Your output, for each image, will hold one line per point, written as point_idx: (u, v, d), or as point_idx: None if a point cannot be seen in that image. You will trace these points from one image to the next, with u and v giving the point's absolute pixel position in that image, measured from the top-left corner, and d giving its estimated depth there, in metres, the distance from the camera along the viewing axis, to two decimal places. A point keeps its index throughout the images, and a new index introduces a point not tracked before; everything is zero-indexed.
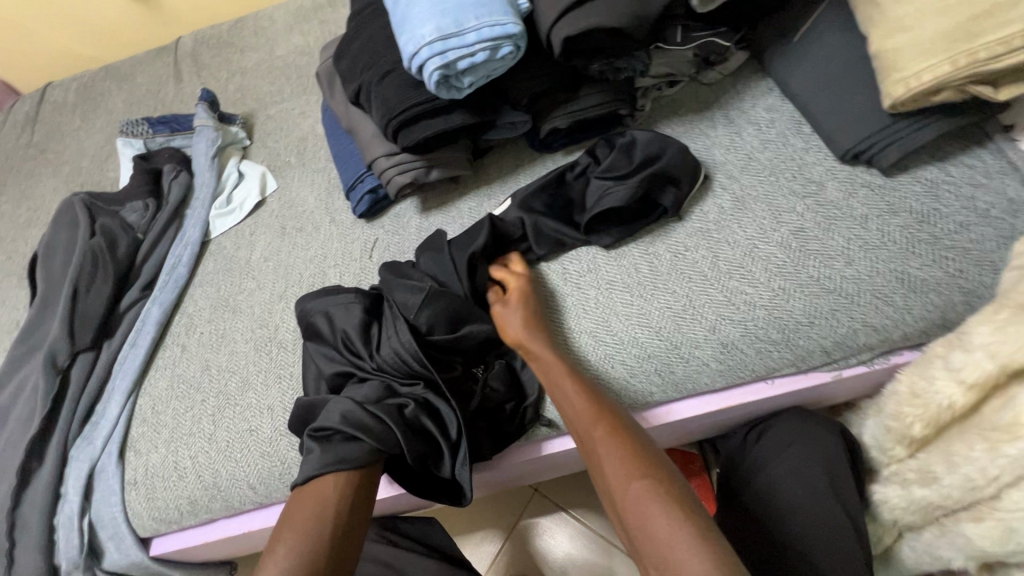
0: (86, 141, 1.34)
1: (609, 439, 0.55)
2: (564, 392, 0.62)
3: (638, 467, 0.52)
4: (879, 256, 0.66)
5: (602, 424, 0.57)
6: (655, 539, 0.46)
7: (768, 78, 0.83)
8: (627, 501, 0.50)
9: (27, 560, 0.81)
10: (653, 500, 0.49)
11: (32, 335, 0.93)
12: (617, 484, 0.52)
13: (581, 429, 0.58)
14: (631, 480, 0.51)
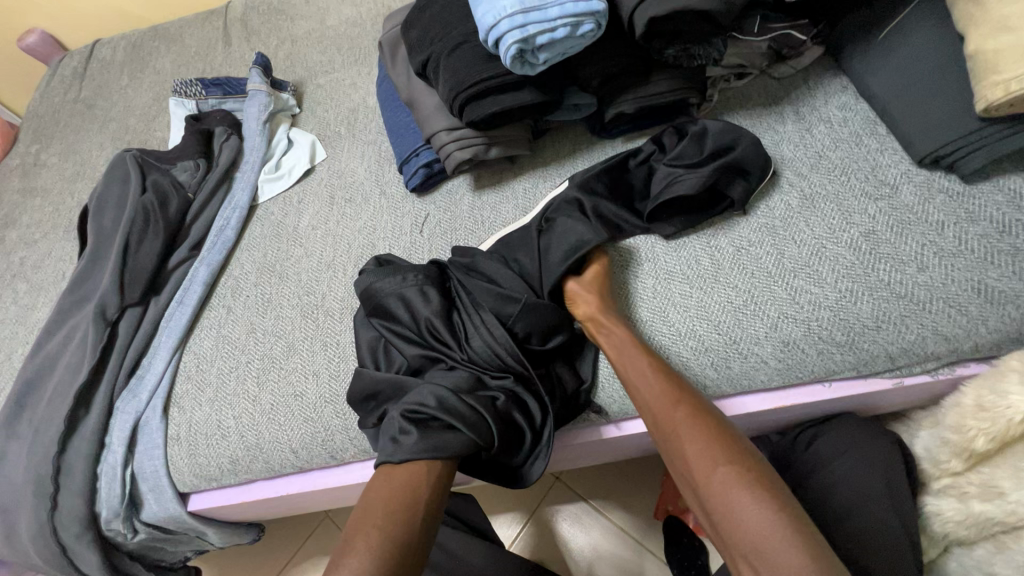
0: (133, 100, 1.35)
1: (691, 423, 0.55)
2: (639, 373, 0.61)
3: (724, 454, 0.51)
4: (955, 264, 0.65)
5: (682, 406, 0.56)
6: (747, 529, 0.47)
7: (843, 76, 0.81)
8: (714, 487, 0.50)
9: (70, 505, 0.82)
10: (745, 490, 0.49)
11: (82, 286, 0.94)
12: (700, 470, 0.51)
13: (656, 411, 0.58)
14: (719, 467, 0.50)
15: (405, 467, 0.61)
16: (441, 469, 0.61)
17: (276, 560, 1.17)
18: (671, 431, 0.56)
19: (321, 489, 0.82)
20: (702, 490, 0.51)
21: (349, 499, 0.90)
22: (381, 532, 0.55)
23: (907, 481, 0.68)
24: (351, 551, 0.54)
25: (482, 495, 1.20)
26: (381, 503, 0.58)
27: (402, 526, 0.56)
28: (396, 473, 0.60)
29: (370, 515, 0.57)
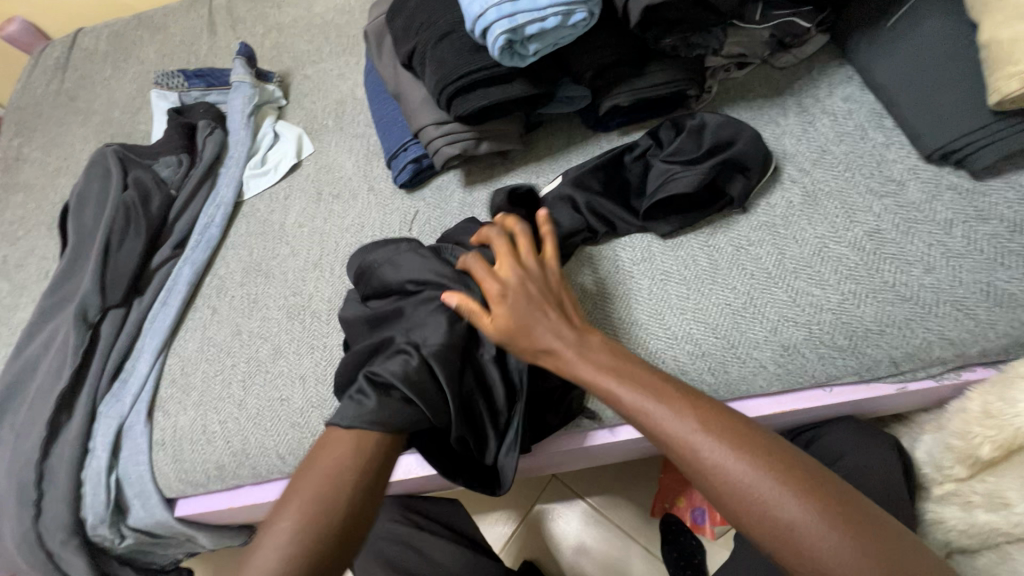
0: (117, 91, 1.31)
1: (726, 454, 0.48)
2: (629, 400, 0.53)
3: (776, 482, 0.46)
4: (963, 265, 0.62)
5: (705, 437, 0.49)
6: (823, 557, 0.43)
7: (848, 66, 0.78)
8: (774, 522, 0.45)
9: (53, 512, 0.80)
10: (806, 513, 0.44)
11: (63, 287, 0.91)
12: (756, 504, 0.46)
13: (678, 447, 0.49)
14: (776, 494, 0.45)
15: (350, 430, 0.55)
16: (393, 422, 0.56)
17: None
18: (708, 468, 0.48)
19: None
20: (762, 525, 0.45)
21: None
22: (324, 495, 0.52)
23: (908, 487, 0.66)
24: (283, 525, 0.50)
25: (477, 493, 1.19)
26: (323, 466, 0.53)
27: (345, 489, 0.52)
28: (338, 438, 0.55)
29: (312, 482, 0.53)
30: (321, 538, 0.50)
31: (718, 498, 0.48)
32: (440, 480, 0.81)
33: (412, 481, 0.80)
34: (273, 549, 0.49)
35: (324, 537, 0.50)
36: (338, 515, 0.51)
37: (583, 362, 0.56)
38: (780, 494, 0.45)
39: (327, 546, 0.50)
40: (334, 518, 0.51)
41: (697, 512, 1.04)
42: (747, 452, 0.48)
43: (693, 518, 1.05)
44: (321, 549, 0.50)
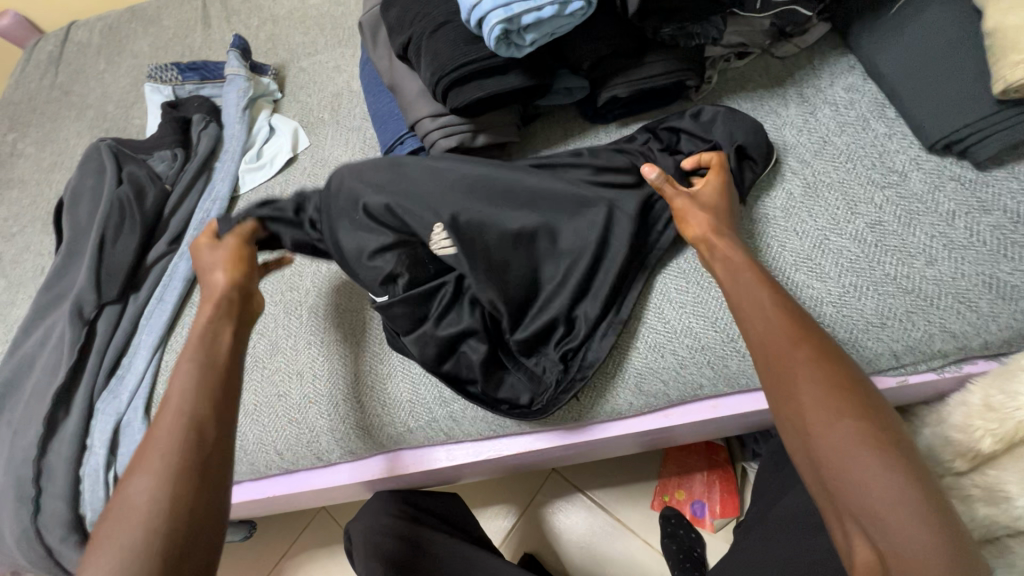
0: (111, 85, 1.29)
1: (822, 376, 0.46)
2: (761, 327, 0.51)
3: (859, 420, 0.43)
4: (965, 258, 0.61)
5: (804, 350, 0.47)
6: (885, 504, 0.40)
7: (849, 55, 0.77)
8: (846, 459, 0.42)
9: (53, 508, 0.80)
10: (880, 461, 0.41)
11: (59, 283, 0.91)
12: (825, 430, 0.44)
13: (769, 351, 0.49)
14: (852, 428, 0.43)
15: (158, 423, 0.51)
16: (185, 395, 0.53)
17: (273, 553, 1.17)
18: (793, 384, 0.46)
19: (309, 490, 0.80)
20: (827, 450, 0.43)
21: (340, 498, 0.89)
22: (149, 484, 0.46)
23: None
24: (106, 541, 0.44)
25: (477, 487, 1.19)
26: (136, 467, 0.48)
27: (174, 459, 0.48)
28: (151, 437, 0.50)
29: (128, 489, 0.47)
30: (167, 515, 0.45)
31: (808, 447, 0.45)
32: (440, 475, 0.81)
33: (411, 476, 0.80)
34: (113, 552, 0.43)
35: (169, 511, 0.45)
36: (176, 486, 0.46)
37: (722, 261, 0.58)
38: (853, 429, 0.43)
39: (173, 515, 0.45)
40: (165, 495, 0.46)
41: (696, 504, 1.07)
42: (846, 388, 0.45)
43: (692, 510, 1.07)
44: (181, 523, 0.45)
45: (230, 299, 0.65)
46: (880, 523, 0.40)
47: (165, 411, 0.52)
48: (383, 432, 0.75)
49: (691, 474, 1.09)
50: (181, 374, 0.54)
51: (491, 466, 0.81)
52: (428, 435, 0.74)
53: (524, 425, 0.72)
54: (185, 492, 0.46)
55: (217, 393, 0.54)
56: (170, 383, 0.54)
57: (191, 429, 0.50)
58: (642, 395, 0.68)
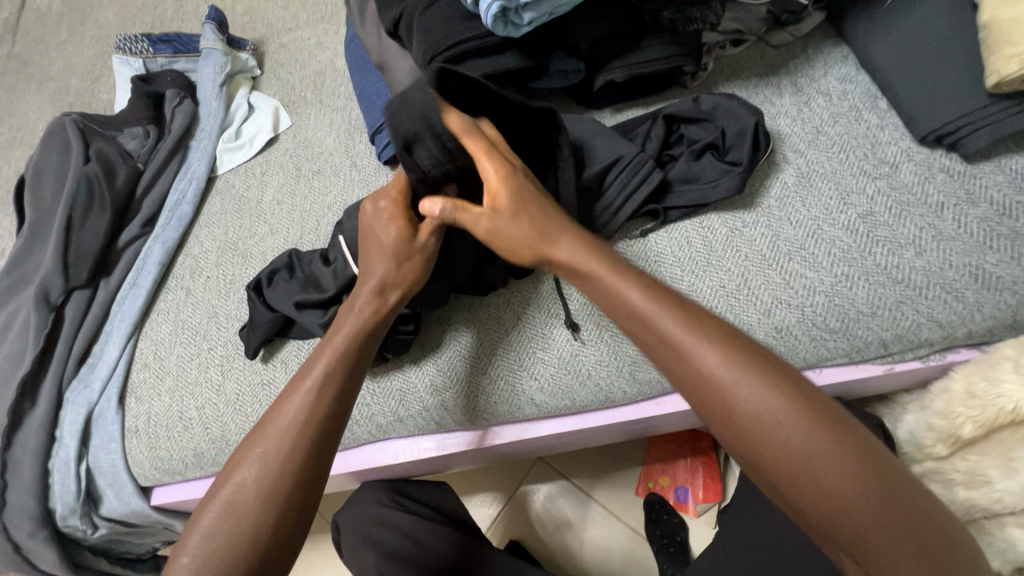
0: (74, 57, 1.21)
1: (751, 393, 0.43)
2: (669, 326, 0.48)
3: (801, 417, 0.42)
4: (954, 249, 0.62)
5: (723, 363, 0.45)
6: (845, 506, 0.40)
7: (842, 45, 0.77)
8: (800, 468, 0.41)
9: (19, 502, 0.77)
10: (841, 459, 0.41)
11: (21, 266, 0.86)
12: (756, 443, 0.43)
13: (686, 377, 0.46)
14: (790, 429, 0.42)
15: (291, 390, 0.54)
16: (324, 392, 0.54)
17: None
18: (720, 401, 0.44)
19: None
20: (768, 462, 0.42)
21: (326, 488, 0.87)
22: (261, 464, 0.50)
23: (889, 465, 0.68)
24: (222, 498, 0.49)
25: (463, 474, 1.18)
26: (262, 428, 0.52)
27: (290, 456, 0.50)
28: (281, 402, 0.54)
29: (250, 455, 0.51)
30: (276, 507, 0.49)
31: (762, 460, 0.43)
32: (429, 463, 0.80)
33: (398, 465, 0.79)
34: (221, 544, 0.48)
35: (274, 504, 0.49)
36: (288, 480, 0.50)
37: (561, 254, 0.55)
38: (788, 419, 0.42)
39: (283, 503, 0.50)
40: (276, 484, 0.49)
41: (680, 490, 1.08)
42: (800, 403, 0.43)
43: (675, 496, 1.08)
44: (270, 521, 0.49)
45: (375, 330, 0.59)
46: (846, 534, 0.40)
47: (295, 385, 0.54)
48: (372, 422, 0.73)
49: (675, 461, 1.11)
50: (328, 360, 0.56)
51: (480, 454, 0.80)
52: (420, 423, 0.73)
53: (517, 414, 0.71)
54: (289, 491, 0.50)
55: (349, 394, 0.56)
56: (311, 363, 0.56)
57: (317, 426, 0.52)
58: (635, 381, 0.68)
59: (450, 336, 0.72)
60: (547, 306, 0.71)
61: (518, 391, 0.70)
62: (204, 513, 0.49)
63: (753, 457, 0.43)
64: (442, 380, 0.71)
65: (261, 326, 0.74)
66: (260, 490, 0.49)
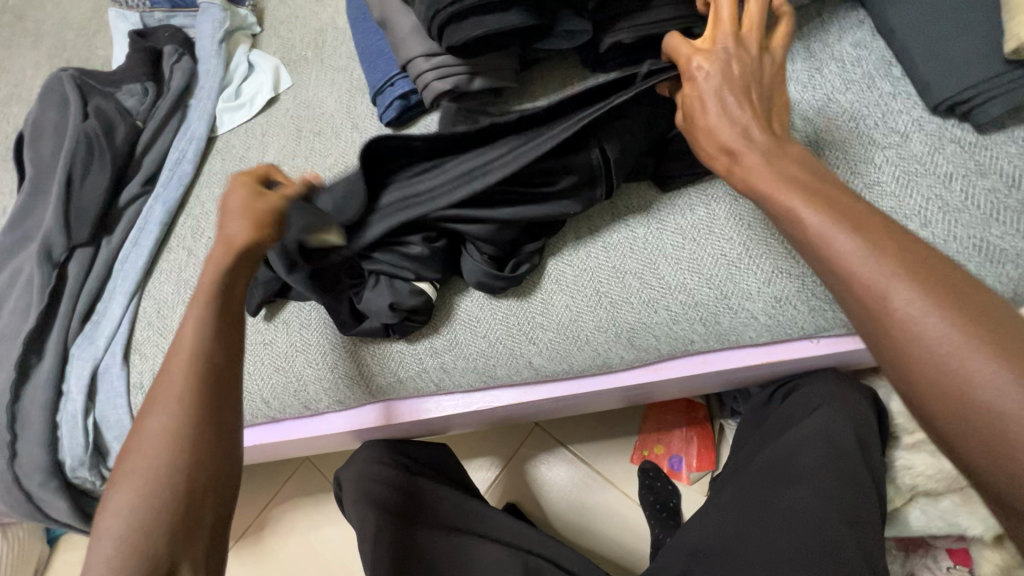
0: (68, 10, 1.18)
1: (928, 309, 0.38)
2: (811, 223, 0.45)
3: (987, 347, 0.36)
4: (959, 220, 0.62)
5: (909, 288, 0.39)
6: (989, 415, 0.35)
7: (860, 9, 0.74)
8: (948, 363, 0.37)
9: (30, 454, 0.79)
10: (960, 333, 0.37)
11: (23, 223, 0.86)
12: (936, 382, 0.37)
13: (858, 281, 0.41)
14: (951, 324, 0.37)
15: (171, 360, 0.50)
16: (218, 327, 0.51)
17: (259, 500, 1.19)
18: (918, 342, 0.38)
19: (295, 437, 0.80)
20: (901, 335, 0.39)
21: (328, 447, 0.89)
22: (159, 440, 0.46)
23: (873, 426, 0.72)
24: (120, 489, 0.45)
25: (464, 438, 1.21)
26: (148, 408, 0.48)
27: (190, 398, 0.48)
28: (162, 376, 0.49)
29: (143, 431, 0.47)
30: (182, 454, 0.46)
31: (906, 362, 0.39)
32: (429, 425, 0.82)
33: (397, 427, 0.80)
34: (119, 519, 0.44)
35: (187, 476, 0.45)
36: (193, 444, 0.46)
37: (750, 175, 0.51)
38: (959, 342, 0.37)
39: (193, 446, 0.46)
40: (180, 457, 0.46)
41: (674, 459, 1.11)
42: (952, 298, 0.38)
43: (670, 464, 1.11)
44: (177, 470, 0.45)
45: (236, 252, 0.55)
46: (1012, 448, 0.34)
47: (174, 352, 0.50)
48: (373, 382, 0.74)
49: (671, 430, 1.13)
50: (210, 317, 0.52)
51: (476, 417, 0.81)
52: (420, 384, 0.74)
53: (516, 377, 0.72)
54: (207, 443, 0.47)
55: (238, 339, 0.53)
56: (184, 327, 0.51)
57: (211, 378, 0.49)
58: (633, 348, 0.69)
59: (447, 298, 0.72)
60: (547, 270, 0.70)
61: (517, 354, 0.70)
62: (117, 494, 0.45)
63: (904, 357, 0.39)
64: (442, 342, 0.72)
65: (262, 285, 0.73)
66: (160, 470, 0.45)
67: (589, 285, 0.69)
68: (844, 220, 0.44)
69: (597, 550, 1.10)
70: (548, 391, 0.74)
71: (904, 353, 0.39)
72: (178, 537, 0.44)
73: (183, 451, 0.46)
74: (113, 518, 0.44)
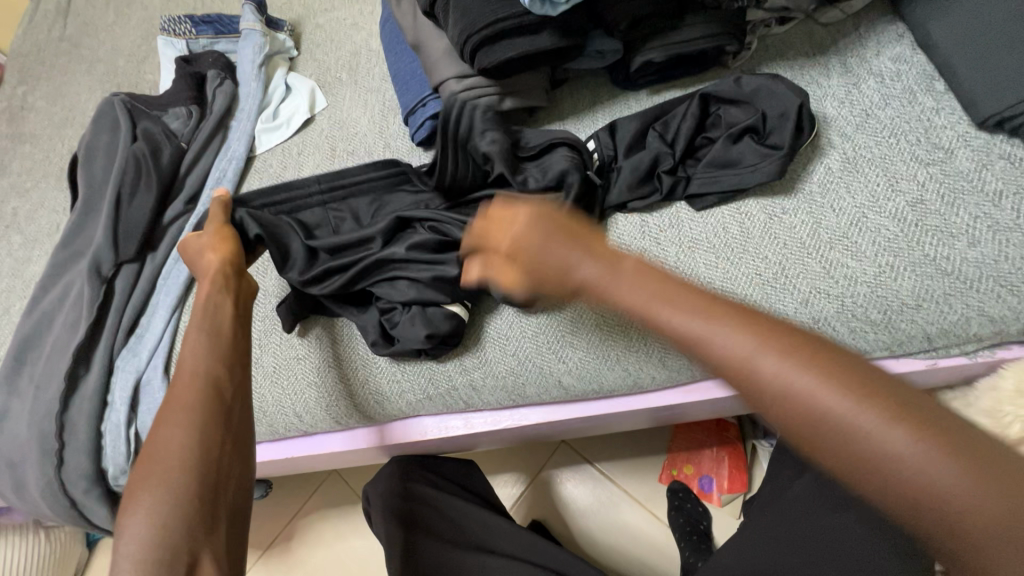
0: (121, 38, 1.25)
1: (818, 385, 0.36)
2: (681, 322, 0.42)
3: (844, 385, 0.36)
4: (1010, 240, 0.59)
5: (783, 363, 0.37)
6: (912, 484, 0.33)
7: (899, 23, 0.73)
8: (862, 448, 0.34)
9: (75, 462, 0.82)
10: (846, 402, 0.35)
11: (75, 240, 0.91)
12: (849, 464, 0.35)
13: (735, 364, 0.39)
14: (848, 406, 0.35)
15: (177, 384, 0.53)
16: (220, 351, 0.56)
17: (288, 509, 1.21)
18: (835, 428, 0.35)
19: (327, 451, 0.81)
20: (800, 431, 0.37)
21: (356, 461, 0.89)
22: (181, 434, 0.49)
23: None
24: (140, 491, 0.46)
25: (489, 454, 1.20)
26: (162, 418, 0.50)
27: (200, 400, 0.52)
28: (170, 395, 0.52)
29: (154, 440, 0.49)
30: (198, 457, 0.48)
31: (818, 446, 0.36)
32: (457, 442, 0.82)
33: (425, 443, 0.81)
34: (141, 514, 0.45)
35: (204, 462, 0.48)
36: (205, 434, 0.50)
37: (612, 252, 0.48)
38: (812, 383, 0.36)
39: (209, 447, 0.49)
40: (200, 447, 0.48)
41: (704, 479, 1.07)
42: (821, 365, 0.37)
43: (700, 485, 1.08)
44: (195, 462, 0.48)
45: (224, 275, 0.65)
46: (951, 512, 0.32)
47: (183, 372, 0.54)
48: (402, 399, 0.75)
49: (700, 450, 1.10)
50: (211, 345, 0.56)
51: (504, 435, 0.81)
52: (448, 402, 0.74)
53: (545, 396, 0.72)
54: (222, 445, 0.50)
55: (236, 353, 0.58)
56: (187, 350, 0.56)
57: (220, 386, 0.53)
58: (664, 368, 0.68)
59: (479, 319, 0.73)
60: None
61: (546, 374, 0.70)
62: (131, 498, 0.46)
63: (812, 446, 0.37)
64: (472, 360, 0.72)
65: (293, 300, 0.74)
66: (175, 466, 0.47)
67: (619, 303, 0.69)
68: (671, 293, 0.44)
69: (624, 573, 1.07)
70: (580, 412, 0.73)
71: (808, 439, 0.37)
72: (202, 526, 0.46)
73: (202, 451, 0.48)
74: (127, 519, 0.45)
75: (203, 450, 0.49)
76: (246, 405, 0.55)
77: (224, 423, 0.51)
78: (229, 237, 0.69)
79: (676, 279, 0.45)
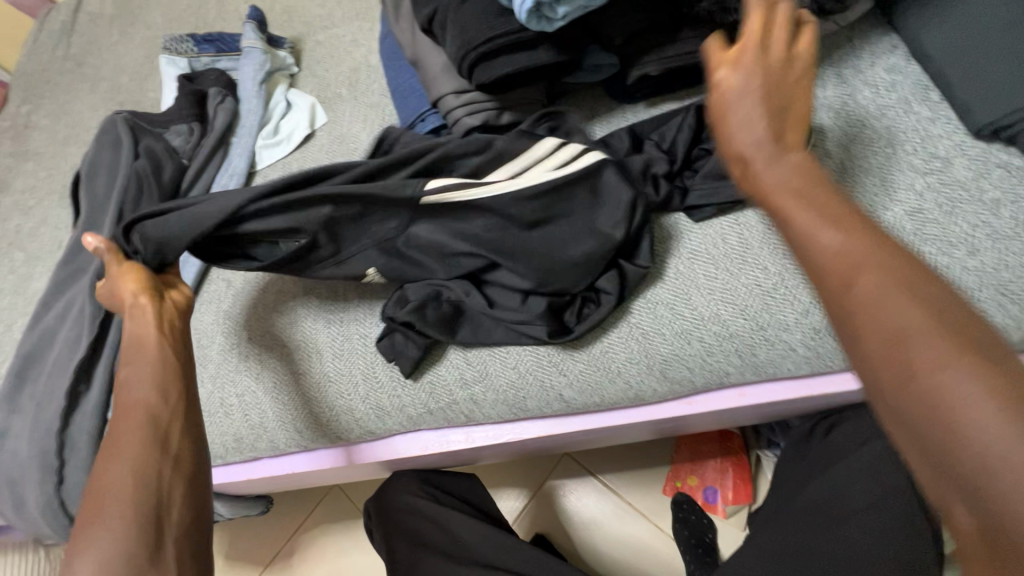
0: (125, 56, 1.26)
1: (912, 321, 0.34)
2: (810, 223, 0.41)
3: (952, 340, 0.32)
4: (1010, 248, 0.59)
5: (892, 284, 0.35)
6: (957, 416, 0.30)
7: (893, 34, 0.73)
8: (943, 389, 0.31)
9: (75, 479, 0.81)
10: (946, 350, 0.32)
11: (77, 257, 0.91)
12: (918, 402, 0.32)
13: (836, 259, 0.39)
14: (934, 346, 0.32)
15: (122, 423, 0.53)
16: (164, 377, 0.56)
17: (289, 524, 1.20)
18: (907, 368, 0.33)
19: (329, 466, 0.81)
20: (903, 357, 0.33)
21: (358, 475, 0.89)
22: (127, 470, 0.49)
23: None
24: (91, 531, 0.46)
25: (491, 467, 1.20)
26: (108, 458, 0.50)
27: (145, 433, 0.51)
28: (117, 431, 0.52)
29: (105, 478, 0.49)
30: (150, 489, 0.48)
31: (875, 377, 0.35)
32: (458, 456, 0.81)
33: (427, 457, 0.80)
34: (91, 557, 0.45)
35: (152, 496, 0.48)
36: (156, 466, 0.50)
37: (781, 176, 0.47)
38: (923, 317, 0.33)
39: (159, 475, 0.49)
40: (148, 478, 0.48)
41: (709, 491, 1.06)
42: (933, 308, 0.34)
43: (704, 496, 1.07)
44: (146, 493, 0.48)
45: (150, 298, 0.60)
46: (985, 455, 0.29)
47: (126, 408, 0.53)
48: (403, 414, 0.74)
49: (705, 460, 1.09)
50: (155, 373, 0.55)
51: (506, 449, 0.80)
52: (449, 416, 0.74)
53: (546, 409, 0.72)
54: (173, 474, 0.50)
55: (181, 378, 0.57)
56: (132, 385, 0.55)
57: (168, 415, 0.53)
58: (666, 380, 0.68)
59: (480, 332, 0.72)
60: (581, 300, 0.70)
61: (547, 387, 0.70)
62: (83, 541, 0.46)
63: (902, 375, 0.33)
64: (472, 373, 0.72)
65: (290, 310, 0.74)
66: (127, 501, 0.47)
67: (620, 314, 0.69)
68: (815, 209, 0.42)
69: None
70: (582, 424, 0.73)
71: (892, 377, 0.34)
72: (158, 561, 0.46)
73: (154, 482, 0.49)
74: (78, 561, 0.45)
75: (155, 481, 0.49)
76: (196, 428, 0.55)
77: (171, 448, 0.51)
78: (142, 266, 0.63)
79: (829, 188, 0.45)
